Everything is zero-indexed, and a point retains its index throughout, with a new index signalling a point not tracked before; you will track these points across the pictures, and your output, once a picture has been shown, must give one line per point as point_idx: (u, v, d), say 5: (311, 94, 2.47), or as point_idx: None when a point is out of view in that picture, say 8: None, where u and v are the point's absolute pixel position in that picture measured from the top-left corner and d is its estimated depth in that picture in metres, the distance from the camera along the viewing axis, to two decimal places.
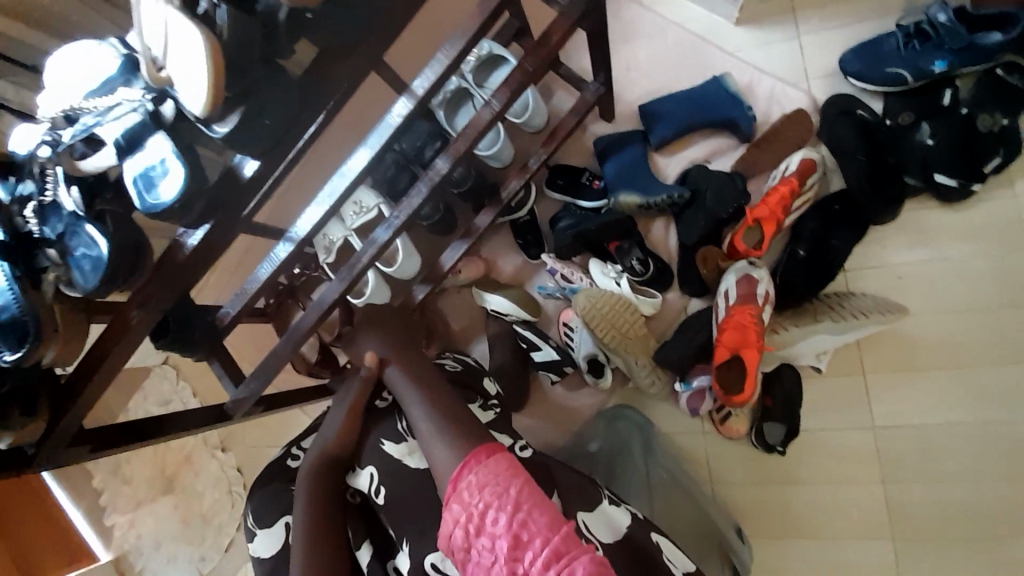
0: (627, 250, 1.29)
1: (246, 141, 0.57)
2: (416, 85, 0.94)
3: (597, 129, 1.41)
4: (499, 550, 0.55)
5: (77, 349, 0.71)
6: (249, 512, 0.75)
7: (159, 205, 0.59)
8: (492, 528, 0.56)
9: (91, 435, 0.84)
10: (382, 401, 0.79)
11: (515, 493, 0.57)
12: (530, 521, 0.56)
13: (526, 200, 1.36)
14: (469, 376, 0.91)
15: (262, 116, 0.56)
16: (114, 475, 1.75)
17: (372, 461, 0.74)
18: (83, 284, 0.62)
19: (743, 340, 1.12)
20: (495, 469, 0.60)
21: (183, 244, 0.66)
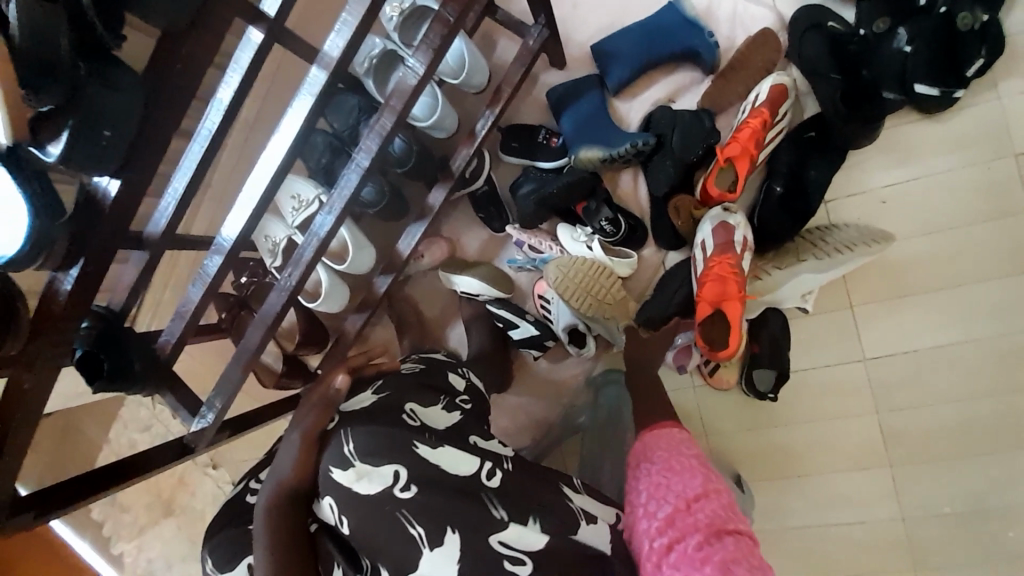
0: (595, 210, 1.20)
1: (86, 160, 0.47)
2: (327, 51, 0.81)
3: (548, 80, 1.28)
4: (658, 468, 0.73)
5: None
6: (208, 555, 0.70)
7: (8, 256, 0.49)
8: (659, 452, 0.75)
9: (34, 500, 0.76)
10: (332, 426, 0.67)
11: (687, 445, 0.76)
12: (691, 464, 0.73)
13: (481, 168, 1.24)
14: (434, 374, 0.83)
15: (98, 126, 0.46)
16: (111, 504, 1.72)
17: (328, 491, 0.63)
18: None
19: (723, 293, 1.06)
20: (673, 429, 0.80)
21: (62, 287, 0.55)
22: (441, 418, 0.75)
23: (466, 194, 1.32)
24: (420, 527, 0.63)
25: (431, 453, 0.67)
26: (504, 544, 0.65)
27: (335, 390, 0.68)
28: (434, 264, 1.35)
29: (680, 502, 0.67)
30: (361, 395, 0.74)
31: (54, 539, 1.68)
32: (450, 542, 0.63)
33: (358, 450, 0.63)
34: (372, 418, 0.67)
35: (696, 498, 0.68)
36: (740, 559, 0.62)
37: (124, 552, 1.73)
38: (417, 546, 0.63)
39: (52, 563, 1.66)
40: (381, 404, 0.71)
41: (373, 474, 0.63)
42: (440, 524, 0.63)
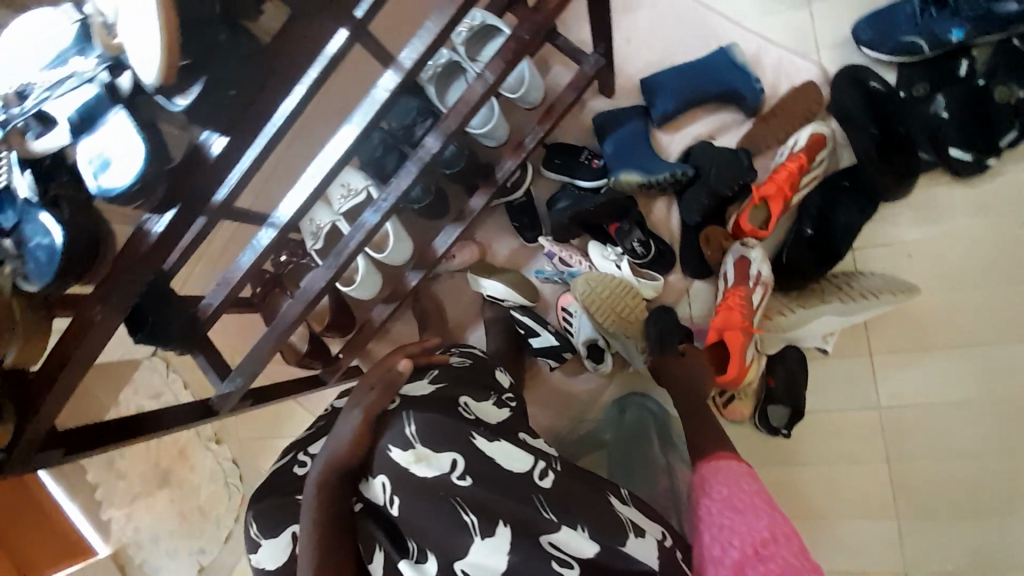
0: (627, 231, 1.24)
1: (208, 112, 0.53)
2: (404, 57, 0.86)
3: (595, 105, 1.34)
4: (718, 507, 0.71)
5: (39, 351, 0.63)
6: (252, 521, 0.66)
7: (114, 188, 0.52)
8: (719, 486, 0.74)
9: (64, 437, 0.75)
10: (392, 407, 0.66)
11: (747, 479, 0.74)
12: (755, 502, 0.71)
13: (523, 179, 1.30)
14: (480, 370, 0.81)
15: (226, 85, 0.53)
16: (108, 469, 1.73)
17: (384, 470, 0.61)
18: (36, 272, 0.57)
19: (727, 322, 1.07)
20: (732, 461, 0.77)
21: (149, 232, 0.58)
22: (492, 415, 0.73)
23: (503, 203, 1.37)
24: (473, 514, 0.60)
25: (487, 446, 0.65)
26: (554, 546, 0.62)
27: (398, 372, 0.63)
28: (463, 267, 1.40)
29: (747, 545, 0.66)
30: (418, 382, 0.74)
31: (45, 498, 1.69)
32: (500, 533, 0.60)
33: (420, 432, 0.62)
34: (431, 407, 0.66)
35: (764, 540, 0.66)
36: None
37: (113, 519, 1.73)
38: (468, 534, 0.60)
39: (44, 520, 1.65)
40: (437, 395, 0.71)
41: (433, 459, 0.61)
42: (491, 513, 0.60)
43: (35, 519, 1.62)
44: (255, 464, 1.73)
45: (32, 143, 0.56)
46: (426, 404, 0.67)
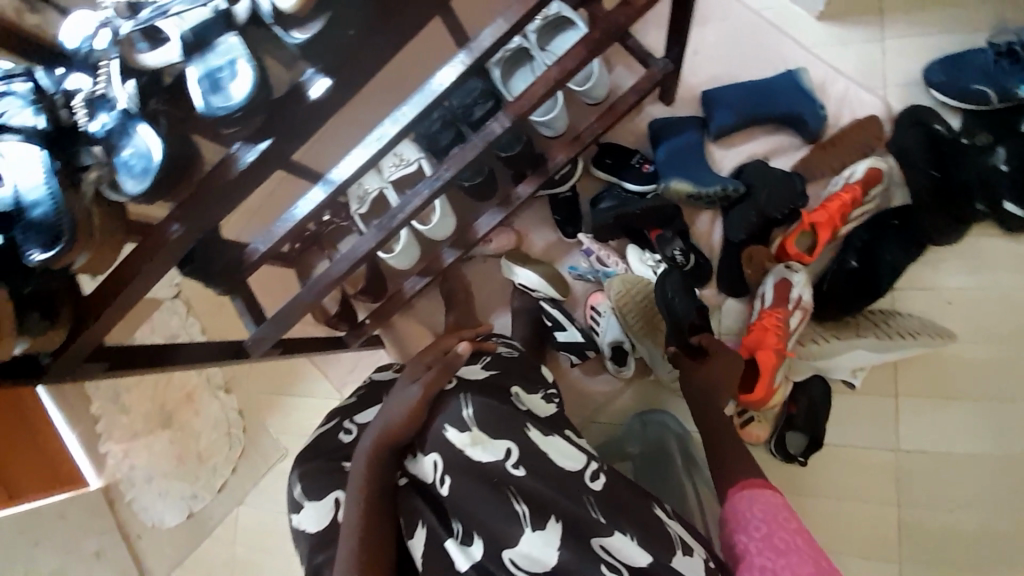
0: (669, 240, 1.25)
1: (323, 50, 0.54)
2: (479, 38, 0.79)
3: (652, 112, 1.35)
4: (759, 545, 0.71)
5: (105, 262, 0.64)
6: (297, 482, 0.69)
7: (227, 106, 0.53)
8: (756, 521, 0.73)
9: (108, 352, 0.76)
10: (448, 387, 0.67)
11: (785, 514, 0.73)
12: (797, 542, 0.70)
13: (571, 174, 1.31)
14: (527, 363, 0.79)
15: (345, 26, 0.53)
16: (115, 403, 1.75)
17: (436, 449, 0.63)
18: (127, 180, 0.58)
19: (761, 342, 1.06)
20: (768, 492, 0.77)
21: (237, 160, 0.61)
22: (541, 407, 0.73)
23: (546, 195, 1.37)
24: (524, 505, 0.60)
25: (541, 439, 0.65)
26: (604, 549, 0.61)
27: (457, 355, 0.69)
28: (498, 252, 1.40)
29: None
30: (471, 366, 0.73)
31: (46, 423, 1.72)
32: (551, 528, 0.60)
33: (477, 416, 0.63)
34: (488, 392, 0.67)
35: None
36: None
37: (110, 453, 1.75)
38: (517, 524, 0.60)
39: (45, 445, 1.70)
40: (490, 381, 0.70)
41: (488, 444, 0.62)
42: (543, 508, 0.60)
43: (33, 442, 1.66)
44: (259, 417, 1.69)
45: (140, 58, 0.56)
46: (482, 388, 0.67)
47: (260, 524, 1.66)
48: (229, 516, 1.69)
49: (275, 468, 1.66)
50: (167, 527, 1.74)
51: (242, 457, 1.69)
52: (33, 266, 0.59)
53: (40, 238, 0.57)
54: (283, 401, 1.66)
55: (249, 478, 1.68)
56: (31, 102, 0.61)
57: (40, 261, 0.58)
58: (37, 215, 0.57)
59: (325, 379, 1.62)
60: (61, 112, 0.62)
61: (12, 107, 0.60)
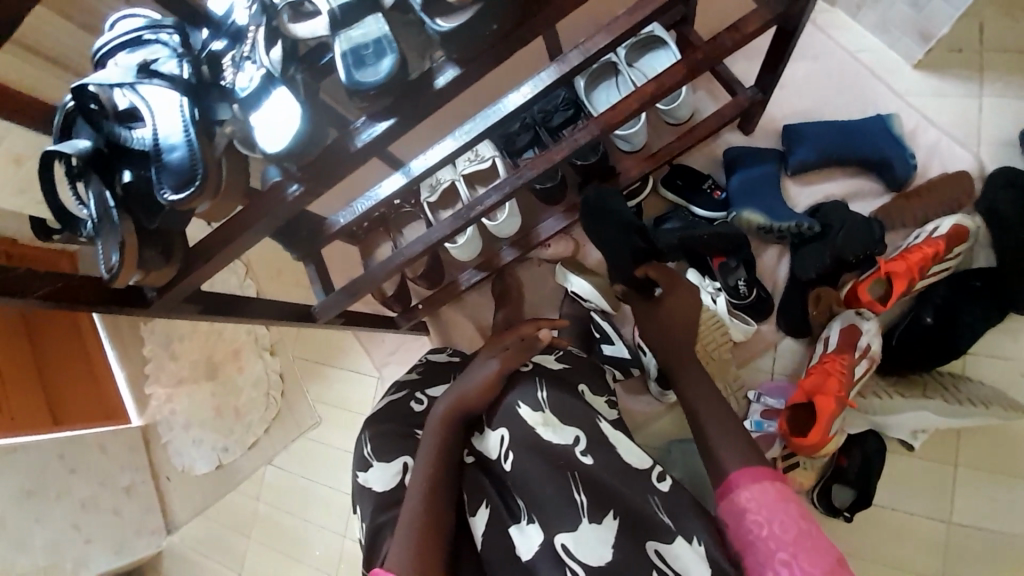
0: (732, 269, 1.23)
1: (461, 39, 0.57)
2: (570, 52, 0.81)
3: (729, 139, 1.34)
4: (767, 564, 0.64)
5: (222, 212, 0.69)
6: (367, 442, 0.77)
7: (367, 82, 0.58)
8: (756, 541, 0.66)
9: (203, 297, 0.81)
10: (524, 368, 0.79)
11: (783, 520, 0.65)
12: (802, 563, 0.62)
13: (640, 191, 1.29)
14: (592, 367, 0.87)
15: (491, 20, 0.56)
16: (166, 348, 1.84)
17: (505, 424, 0.74)
18: (258, 139, 0.62)
19: (820, 387, 1.05)
20: (756, 488, 0.69)
21: (355, 137, 0.64)
22: (604, 409, 0.80)
23: None
24: (584, 495, 0.68)
25: (610, 433, 0.74)
26: (659, 555, 0.66)
27: (538, 339, 0.81)
28: (554, 257, 1.42)
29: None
30: (545, 356, 0.84)
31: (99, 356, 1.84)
32: (608, 524, 0.67)
33: (549, 400, 0.74)
34: (562, 385, 0.77)
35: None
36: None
37: (156, 394, 1.85)
38: (576, 513, 0.67)
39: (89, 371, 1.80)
40: (561, 374, 0.81)
41: (558, 428, 0.72)
42: (604, 503, 0.68)
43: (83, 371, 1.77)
44: (298, 383, 1.74)
45: (289, 26, 0.62)
46: (556, 378, 0.78)
47: (284, 486, 1.70)
48: (255, 474, 1.75)
49: (305, 435, 1.71)
50: (195, 474, 1.81)
51: (275, 419, 1.75)
52: (162, 205, 0.63)
53: (174, 180, 0.62)
54: (323, 370, 1.72)
55: (280, 440, 1.73)
56: (178, 54, 0.66)
57: (169, 202, 0.62)
58: (175, 158, 0.62)
59: (366, 356, 1.66)
60: (205, 70, 0.67)
61: (161, 55, 0.65)
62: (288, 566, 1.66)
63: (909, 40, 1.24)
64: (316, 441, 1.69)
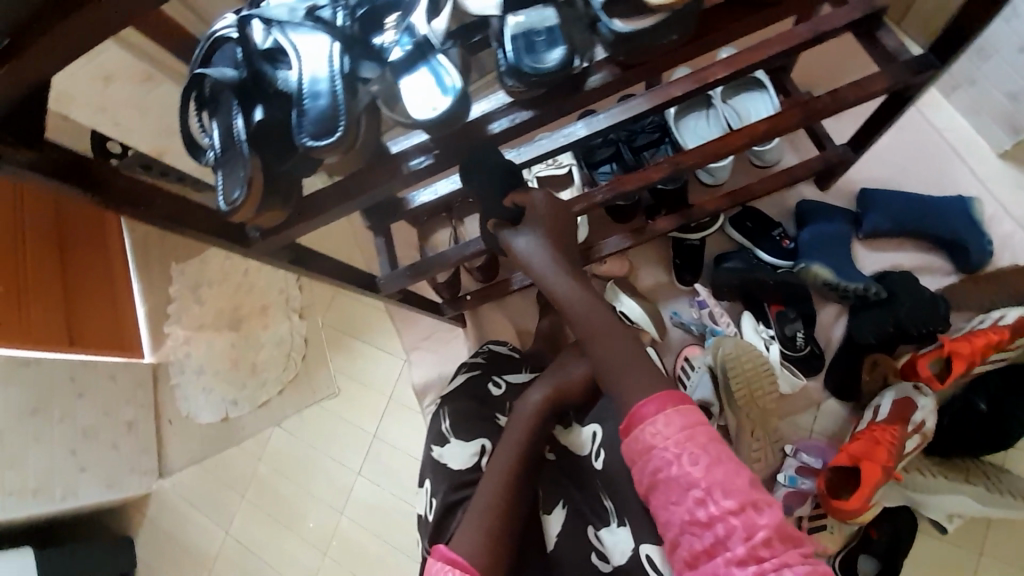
0: (789, 318, 1.23)
1: (633, 45, 0.58)
2: (677, 75, 0.83)
3: (804, 192, 1.34)
4: (683, 504, 0.67)
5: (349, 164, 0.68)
6: (446, 418, 0.89)
7: (534, 67, 0.58)
8: (670, 481, 0.68)
9: (293, 248, 0.81)
10: None
11: (692, 453, 0.68)
12: (715, 494, 0.66)
13: (709, 225, 1.30)
14: None
15: (669, 33, 0.57)
16: (194, 292, 1.84)
17: (596, 422, 0.92)
18: (407, 105, 0.63)
19: (867, 453, 1.03)
20: (664, 421, 0.70)
21: (491, 123, 0.65)
22: None
23: (674, 236, 1.34)
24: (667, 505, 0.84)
25: None
26: None
27: None
28: (606, 275, 1.36)
29: (732, 540, 0.64)
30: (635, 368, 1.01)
31: (125, 288, 1.84)
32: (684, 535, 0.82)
33: None
34: None
35: (749, 533, 0.64)
36: (808, 554, 0.64)
37: (174, 335, 1.84)
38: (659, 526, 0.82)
39: (112, 300, 1.78)
40: None
41: None
42: None
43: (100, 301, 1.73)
44: (322, 350, 1.72)
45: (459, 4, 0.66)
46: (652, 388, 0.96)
47: (289, 451, 1.68)
48: (261, 434, 1.72)
49: (319, 404, 1.68)
50: (197, 423, 1.79)
51: (290, 382, 1.72)
52: (297, 147, 0.63)
53: (316, 127, 0.62)
54: (349, 343, 1.70)
55: (291, 404, 1.71)
56: (340, 4, 0.66)
57: (305, 147, 0.62)
58: (317, 105, 0.61)
59: (396, 336, 1.65)
60: (358, 26, 0.66)
61: (325, 4, 0.66)
62: (279, 533, 1.63)
63: (998, 128, 1.26)
64: (330, 412, 1.67)
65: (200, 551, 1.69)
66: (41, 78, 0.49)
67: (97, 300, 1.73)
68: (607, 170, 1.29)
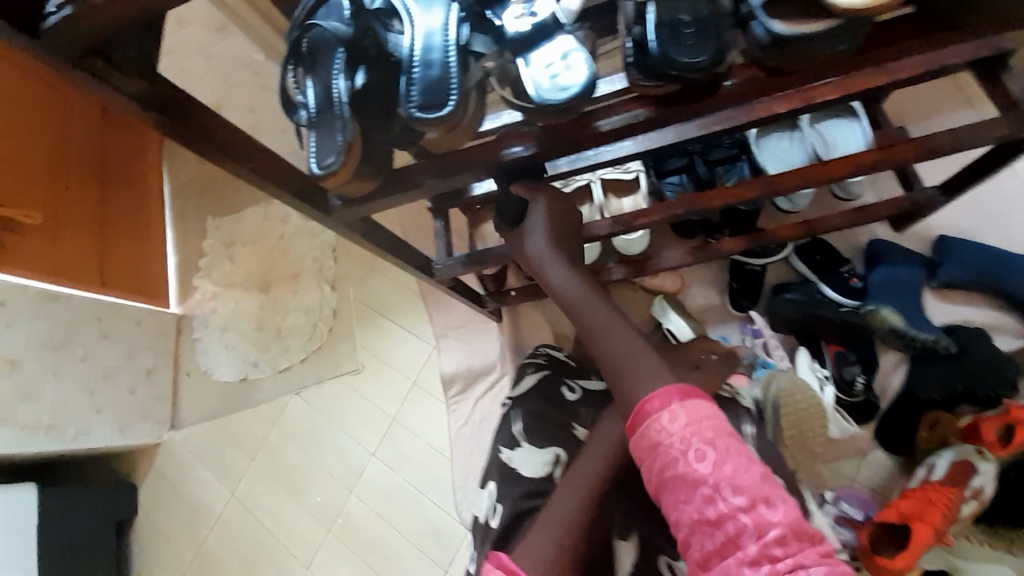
0: (848, 361, 1.18)
1: (785, 52, 0.53)
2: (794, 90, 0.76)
3: (877, 230, 1.28)
4: (690, 502, 0.62)
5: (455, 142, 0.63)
6: (518, 423, 0.94)
7: (675, 61, 0.53)
8: (677, 481, 0.63)
9: (365, 221, 0.77)
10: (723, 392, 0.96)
11: (698, 448, 0.62)
12: (725, 489, 0.60)
13: (775, 252, 1.24)
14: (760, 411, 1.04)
15: (828, 42, 0.52)
16: (227, 248, 1.82)
17: None
18: (525, 86, 0.59)
19: (919, 513, 0.99)
20: (669, 416, 0.65)
21: (607, 119, 0.62)
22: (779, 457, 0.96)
23: (734, 259, 1.29)
24: None
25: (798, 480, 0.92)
26: None
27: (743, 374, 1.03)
28: (657, 288, 1.31)
29: (745, 540, 0.59)
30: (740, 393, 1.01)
31: (158, 234, 1.82)
32: None
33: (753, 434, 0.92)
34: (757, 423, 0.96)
35: (759, 531, 0.59)
36: (825, 551, 0.59)
37: (203, 288, 1.82)
38: None
39: (144, 245, 1.77)
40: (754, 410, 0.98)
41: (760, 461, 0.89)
42: None
43: (133, 244, 1.73)
44: (350, 324, 1.69)
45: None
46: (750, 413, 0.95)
47: (304, 420, 1.66)
48: (279, 399, 1.70)
49: (340, 378, 1.66)
50: (215, 379, 1.77)
51: (313, 352, 1.70)
52: (400, 115, 0.59)
53: (425, 96, 0.57)
54: (377, 321, 1.67)
55: (311, 375, 1.69)
56: None
57: (410, 117, 0.58)
58: (430, 74, 0.57)
59: (427, 322, 1.61)
60: None
61: None
62: (284, 501, 1.61)
63: None
64: (351, 387, 1.64)
65: (201, 507, 1.67)
66: (157, 8, 0.46)
67: (131, 243, 1.72)
68: (675, 181, 1.23)
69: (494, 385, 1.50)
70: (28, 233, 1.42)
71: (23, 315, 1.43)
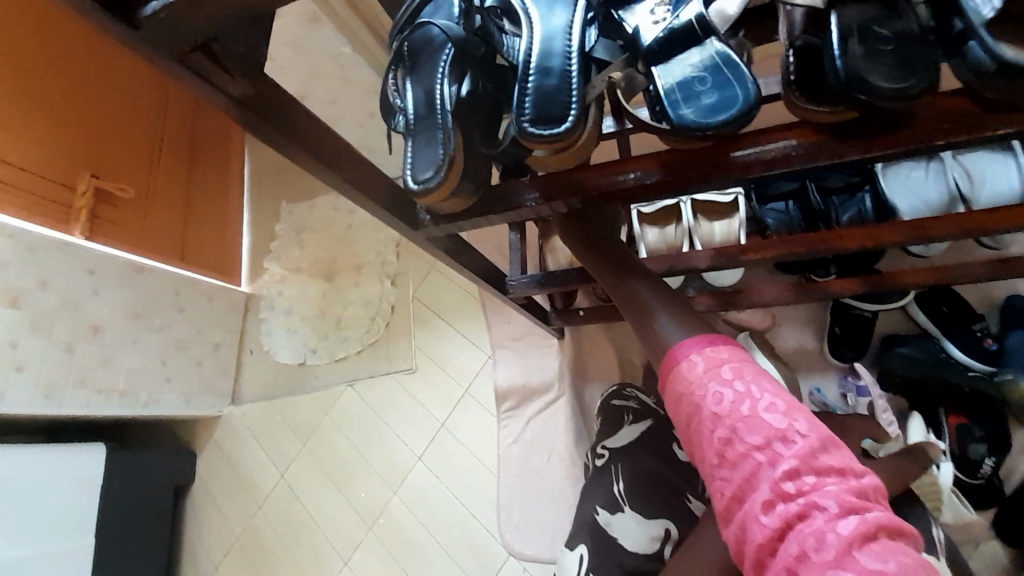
0: (973, 434, 1.00)
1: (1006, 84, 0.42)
2: None
3: (1019, 285, 1.09)
4: (705, 446, 0.52)
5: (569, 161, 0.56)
6: (621, 483, 0.91)
7: (865, 85, 0.44)
8: (693, 426, 0.54)
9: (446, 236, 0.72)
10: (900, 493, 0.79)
11: (716, 386, 0.53)
12: (741, 426, 0.50)
13: (893, 300, 1.08)
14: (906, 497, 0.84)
15: None
16: (297, 234, 1.85)
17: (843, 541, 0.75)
18: (661, 100, 0.50)
19: None
20: (690, 360, 0.57)
21: (755, 148, 0.52)
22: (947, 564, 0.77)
23: (841, 300, 1.13)
24: None
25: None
26: None
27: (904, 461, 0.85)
28: (742, 325, 1.18)
29: (763, 484, 0.47)
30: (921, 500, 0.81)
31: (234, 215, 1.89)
32: None
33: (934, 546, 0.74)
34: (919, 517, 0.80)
35: (781, 477, 0.47)
36: (877, 516, 0.44)
37: (272, 272, 1.87)
38: None
39: (222, 226, 1.84)
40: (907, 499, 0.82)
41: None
42: None
43: (213, 225, 1.80)
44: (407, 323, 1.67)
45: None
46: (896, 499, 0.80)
47: (356, 413, 1.66)
48: (333, 389, 1.71)
49: (393, 375, 1.65)
50: (275, 360, 1.81)
51: (369, 346, 1.69)
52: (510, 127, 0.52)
53: (542, 107, 0.50)
54: (434, 322, 1.63)
55: (365, 368, 1.68)
56: None
57: (519, 130, 0.51)
58: (550, 83, 0.50)
59: (485, 330, 1.56)
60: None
61: None
62: (330, 492, 1.62)
63: None
64: (402, 387, 1.63)
65: (252, 484, 1.72)
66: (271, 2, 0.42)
67: (212, 223, 1.80)
68: (779, 207, 1.09)
69: (548, 406, 1.42)
70: (120, 206, 1.51)
71: (112, 284, 1.49)
